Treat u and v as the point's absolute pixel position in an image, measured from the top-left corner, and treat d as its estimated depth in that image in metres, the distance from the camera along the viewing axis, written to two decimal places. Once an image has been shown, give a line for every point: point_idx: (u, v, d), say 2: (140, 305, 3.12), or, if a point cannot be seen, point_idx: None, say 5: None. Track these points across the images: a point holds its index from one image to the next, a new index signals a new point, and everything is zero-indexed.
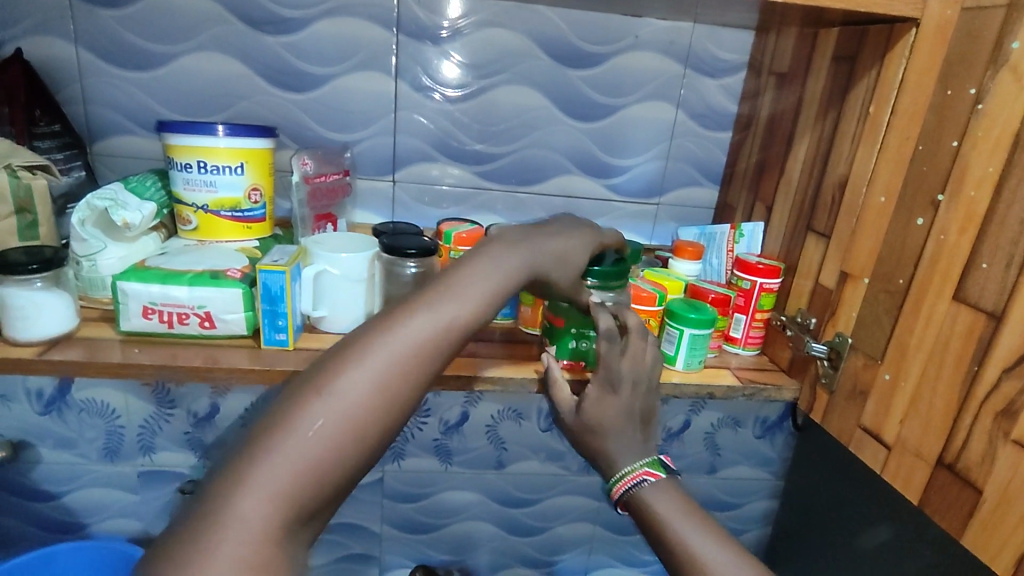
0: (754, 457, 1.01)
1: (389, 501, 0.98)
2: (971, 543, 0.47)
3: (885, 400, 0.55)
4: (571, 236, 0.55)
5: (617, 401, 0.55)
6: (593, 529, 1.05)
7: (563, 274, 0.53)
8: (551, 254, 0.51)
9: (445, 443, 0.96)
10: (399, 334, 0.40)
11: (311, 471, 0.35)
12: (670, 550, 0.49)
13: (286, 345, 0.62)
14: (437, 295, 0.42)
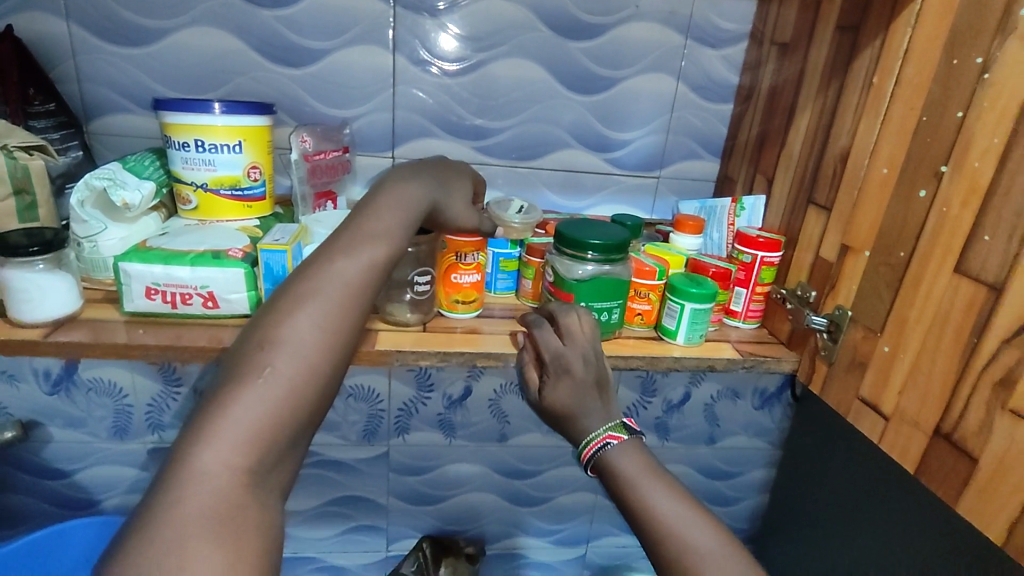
0: (753, 427, 1.03)
1: (395, 474, 1.00)
2: (965, 508, 0.48)
3: (883, 372, 0.56)
4: (455, 168, 0.64)
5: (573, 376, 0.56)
6: (595, 499, 1.07)
7: (456, 201, 0.62)
8: (442, 186, 0.60)
9: (449, 417, 0.97)
10: (331, 282, 0.48)
11: (261, 424, 0.41)
12: (639, 511, 0.50)
13: None
14: (357, 240, 0.50)
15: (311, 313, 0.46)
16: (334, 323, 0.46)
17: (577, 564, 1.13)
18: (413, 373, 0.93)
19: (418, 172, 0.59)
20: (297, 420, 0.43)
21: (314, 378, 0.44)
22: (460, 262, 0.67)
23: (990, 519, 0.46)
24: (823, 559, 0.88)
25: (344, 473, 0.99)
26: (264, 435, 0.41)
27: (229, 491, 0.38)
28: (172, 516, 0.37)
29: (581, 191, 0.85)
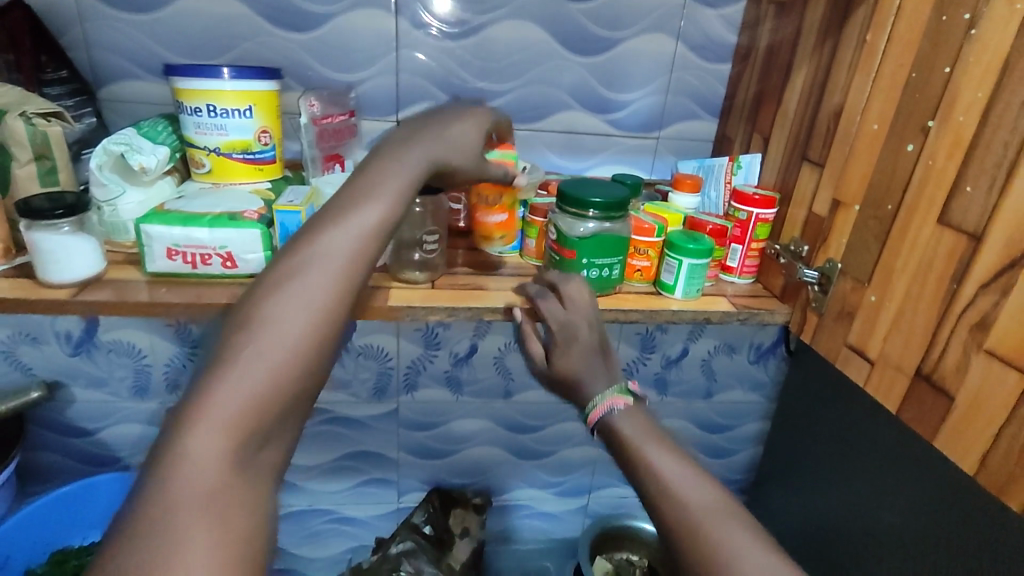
0: (748, 381, 1.06)
1: (405, 429, 1.04)
2: (943, 444, 0.52)
3: (869, 320, 0.59)
4: (460, 121, 0.61)
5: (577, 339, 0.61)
6: (596, 452, 1.12)
7: (460, 159, 0.59)
8: (443, 144, 0.58)
9: (456, 375, 1.01)
10: (321, 253, 0.47)
11: (252, 400, 0.40)
12: (638, 470, 0.50)
13: None
14: (350, 206, 0.50)
15: (310, 276, 0.46)
16: (326, 294, 0.45)
17: (579, 514, 1.18)
18: (421, 332, 0.97)
19: (416, 133, 0.57)
20: (290, 395, 0.42)
21: (315, 343, 0.44)
22: (484, 205, 0.73)
23: (966, 454, 0.50)
24: (811, 504, 0.93)
25: (356, 428, 1.03)
26: (257, 410, 0.40)
27: (220, 469, 0.37)
28: (162, 496, 0.36)
29: (582, 152, 0.87)
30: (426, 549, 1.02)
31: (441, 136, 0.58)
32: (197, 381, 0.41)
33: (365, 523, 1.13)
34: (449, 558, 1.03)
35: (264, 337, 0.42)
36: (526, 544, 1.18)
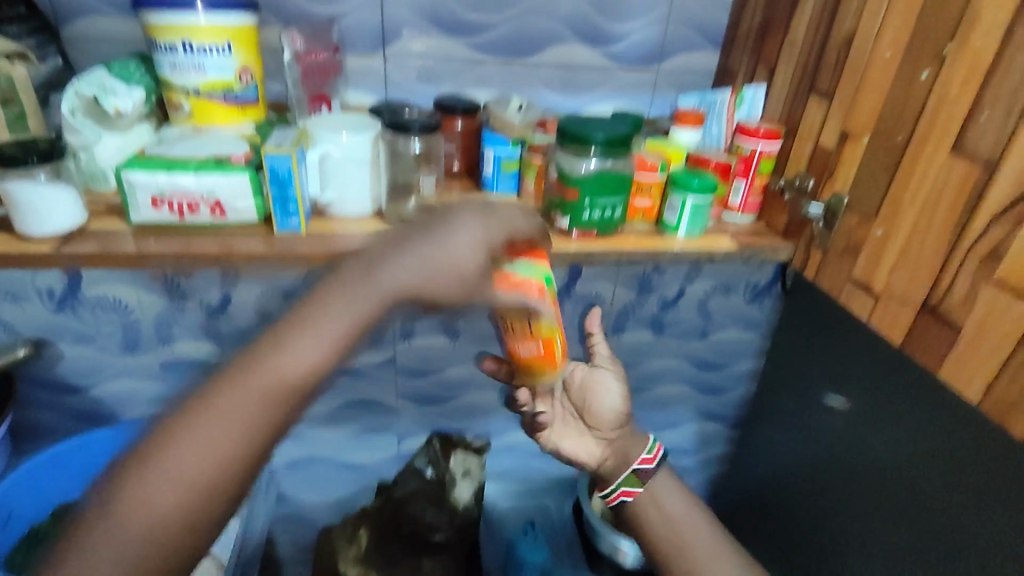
0: (742, 320, 1.07)
1: (404, 378, 1.05)
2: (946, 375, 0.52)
3: (875, 254, 0.58)
4: (458, 226, 0.45)
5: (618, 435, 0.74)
6: None
7: (446, 288, 0.44)
8: (423, 272, 0.43)
9: (453, 322, 1.00)
10: (265, 374, 0.41)
11: (153, 529, 0.38)
12: (685, 564, 0.68)
13: (298, 228, 0.64)
14: (292, 331, 0.42)
15: (246, 381, 0.41)
16: (257, 412, 0.41)
17: None
18: None
19: (397, 261, 0.43)
20: (206, 525, 0.40)
21: (230, 464, 0.40)
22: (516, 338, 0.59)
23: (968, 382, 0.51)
24: (805, 436, 0.96)
25: (353, 378, 1.03)
26: (156, 540, 0.38)
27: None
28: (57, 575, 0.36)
29: (579, 89, 0.84)
30: (431, 492, 1.05)
31: (441, 238, 0.44)
32: (142, 438, 0.40)
33: (366, 469, 1.15)
34: (452, 500, 1.05)
35: (216, 409, 0.40)
36: (526, 485, 1.21)
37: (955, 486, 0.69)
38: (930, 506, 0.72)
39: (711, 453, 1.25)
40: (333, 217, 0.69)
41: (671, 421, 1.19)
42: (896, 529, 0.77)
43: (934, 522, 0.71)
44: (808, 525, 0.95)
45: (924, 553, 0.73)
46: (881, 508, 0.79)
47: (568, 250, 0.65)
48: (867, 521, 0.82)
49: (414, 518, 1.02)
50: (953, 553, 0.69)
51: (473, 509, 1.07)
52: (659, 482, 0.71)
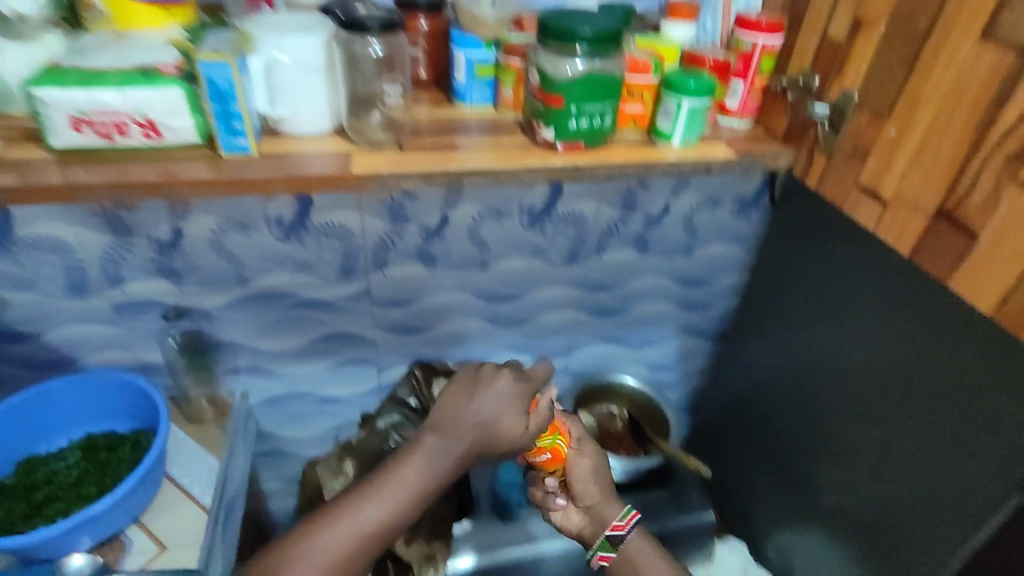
0: (728, 234, 1.04)
1: (380, 309, 1.00)
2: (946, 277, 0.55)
3: (886, 154, 0.60)
4: (483, 397, 0.75)
5: (592, 507, 0.85)
6: (576, 316, 1.10)
7: (476, 438, 0.73)
8: (466, 435, 0.72)
9: (428, 249, 0.94)
10: (349, 530, 0.65)
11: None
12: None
13: (247, 150, 0.61)
14: (368, 498, 0.67)
15: (333, 530, 0.65)
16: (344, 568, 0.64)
17: (561, 375, 1.19)
18: (386, 204, 0.88)
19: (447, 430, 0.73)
20: None
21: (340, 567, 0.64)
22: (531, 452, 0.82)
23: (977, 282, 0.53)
24: (802, 342, 0.96)
25: (327, 312, 0.98)
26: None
27: None
28: None
29: None
30: (415, 419, 1.02)
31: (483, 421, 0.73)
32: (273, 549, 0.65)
33: (347, 402, 1.11)
34: (439, 426, 1.03)
35: (312, 551, 0.64)
36: None
37: (948, 385, 0.72)
38: (921, 405, 0.75)
39: (693, 367, 1.26)
40: (289, 134, 0.66)
41: (654, 338, 1.18)
42: (883, 427, 0.81)
43: (924, 418, 0.75)
44: (792, 424, 1.00)
45: (911, 448, 0.77)
46: (872, 408, 0.83)
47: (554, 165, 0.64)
48: (854, 422, 0.86)
49: (400, 443, 1.00)
50: (941, 446, 0.73)
51: None
52: (633, 545, 0.82)
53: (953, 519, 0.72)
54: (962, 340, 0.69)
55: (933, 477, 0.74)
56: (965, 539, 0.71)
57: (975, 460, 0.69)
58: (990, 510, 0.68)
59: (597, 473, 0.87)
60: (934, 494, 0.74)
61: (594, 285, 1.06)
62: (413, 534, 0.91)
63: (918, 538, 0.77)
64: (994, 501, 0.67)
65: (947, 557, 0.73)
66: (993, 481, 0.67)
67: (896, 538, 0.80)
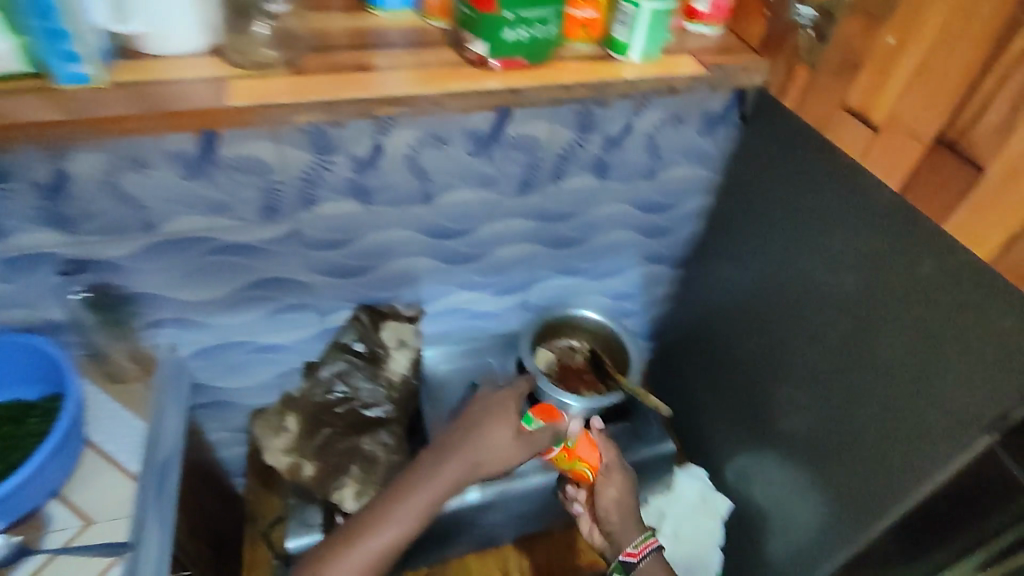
0: (693, 154, 0.95)
1: (313, 251, 0.90)
2: (912, 198, 0.65)
3: (880, 73, 0.67)
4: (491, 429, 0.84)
5: (613, 533, 0.90)
6: (532, 248, 1.02)
7: (483, 461, 0.82)
8: (472, 458, 0.82)
9: (362, 183, 0.83)
10: (364, 549, 0.76)
11: None
12: None
13: (86, 81, 0.61)
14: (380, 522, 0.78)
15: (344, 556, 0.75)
16: None
17: (518, 311, 1.13)
18: (306, 132, 0.76)
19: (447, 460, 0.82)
20: None
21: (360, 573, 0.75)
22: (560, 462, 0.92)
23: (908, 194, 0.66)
24: (765, 271, 0.91)
25: (253, 257, 0.87)
26: None
27: None
28: None
29: None
30: (362, 367, 0.97)
31: (475, 450, 0.82)
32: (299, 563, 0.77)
33: (289, 349, 1.03)
34: (387, 373, 0.98)
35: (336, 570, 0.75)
36: (467, 346, 1.13)
37: (928, 315, 0.66)
38: (895, 336, 0.70)
39: (655, 295, 1.20)
40: (149, 54, 0.65)
41: (615, 268, 1.11)
42: (852, 358, 0.77)
43: (897, 349, 0.70)
44: (754, 352, 0.96)
45: (880, 380, 0.73)
46: (841, 338, 0.78)
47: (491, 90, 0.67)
48: (822, 351, 0.81)
49: (345, 395, 0.95)
50: (913, 378, 0.69)
51: (411, 380, 1.00)
52: (647, 567, 0.86)
53: (919, 450, 0.69)
54: (947, 267, 0.63)
55: (902, 409, 0.71)
56: (929, 473, 0.68)
57: (949, 393, 0.65)
58: (961, 444, 0.65)
59: (623, 496, 0.91)
60: (900, 427, 0.71)
61: (551, 215, 0.97)
62: (363, 488, 0.86)
63: (883, 463, 0.74)
64: (965, 434, 0.64)
65: (912, 485, 0.71)
66: (973, 408, 0.63)
67: (856, 467, 0.78)
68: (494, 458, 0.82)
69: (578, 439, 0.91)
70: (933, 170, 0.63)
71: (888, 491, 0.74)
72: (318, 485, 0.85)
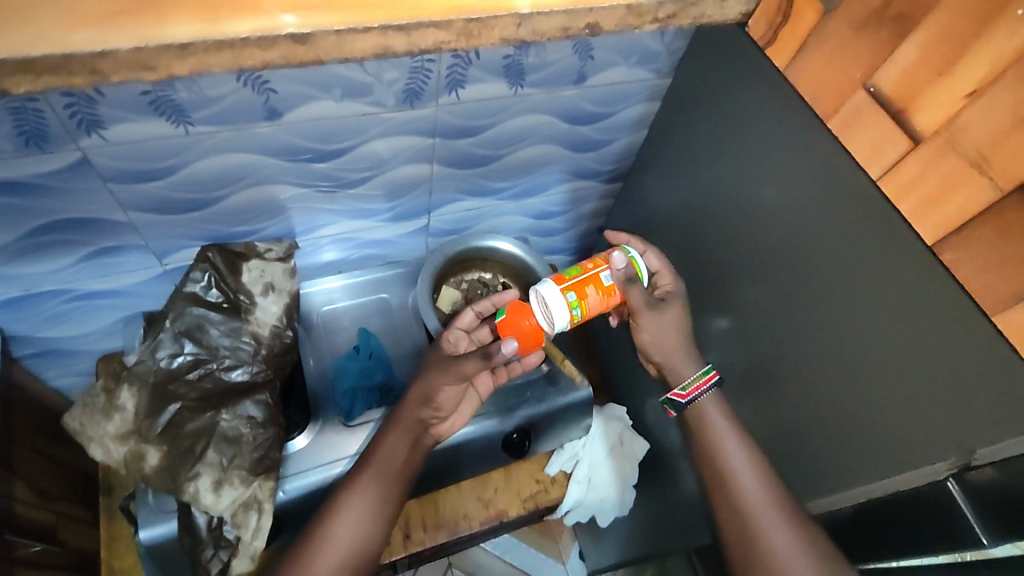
0: (633, 55, 0.74)
1: (123, 187, 0.66)
2: (951, 258, 0.47)
3: (937, 68, 0.46)
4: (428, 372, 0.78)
5: (664, 369, 0.76)
6: (431, 169, 0.82)
7: (430, 401, 0.78)
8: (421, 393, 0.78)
9: (168, 97, 0.58)
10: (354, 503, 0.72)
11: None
12: (714, 454, 0.69)
13: None
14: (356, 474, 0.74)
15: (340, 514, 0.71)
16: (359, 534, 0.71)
17: (417, 236, 0.95)
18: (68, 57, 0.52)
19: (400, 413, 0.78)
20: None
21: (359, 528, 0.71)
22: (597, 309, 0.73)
23: (948, 252, 0.47)
24: (705, 210, 0.75)
25: (36, 197, 0.63)
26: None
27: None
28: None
29: None
30: (219, 321, 0.78)
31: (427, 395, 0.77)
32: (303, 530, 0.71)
33: (131, 292, 0.83)
34: (253, 326, 0.79)
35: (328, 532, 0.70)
36: (364, 278, 0.95)
37: (900, 314, 0.51)
38: (847, 326, 0.56)
39: (583, 210, 1.03)
40: None
41: (535, 186, 0.93)
42: (793, 329, 0.62)
43: (851, 341, 0.56)
44: None
45: (819, 378, 0.60)
46: (781, 313, 0.63)
47: (259, 41, 0.51)
48: (759, 310, 0.67)
49: (196, 357, 0.77)
50: (860, 384, 0.56)
51: (286, 331, 0.81)
52: (698, 410, 0.72)
53: (850, 466, 0.58)
54: (933, 280, 0.48)
55: (838, 411, 0.58)
56: (856, 483, 0.57)
57: (898, 413, 0.52)
58: (902, 467, 0.53)
59: (662, 336, 0.75)
60: (831, 418, 0.59)
61: (450, 131, 0.76)
62: (224, 476, 0.72)
63: (810, 455, 0.63)
64: (909, 459, 0.52)
65: (836, 487, 0.60)
66: (924, 430, 0.50)
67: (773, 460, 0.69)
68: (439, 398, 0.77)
69: (592, 300, 0.72)
70: (1011, 240, 0.43)
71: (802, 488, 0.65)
72: (165, 477, 0.71)
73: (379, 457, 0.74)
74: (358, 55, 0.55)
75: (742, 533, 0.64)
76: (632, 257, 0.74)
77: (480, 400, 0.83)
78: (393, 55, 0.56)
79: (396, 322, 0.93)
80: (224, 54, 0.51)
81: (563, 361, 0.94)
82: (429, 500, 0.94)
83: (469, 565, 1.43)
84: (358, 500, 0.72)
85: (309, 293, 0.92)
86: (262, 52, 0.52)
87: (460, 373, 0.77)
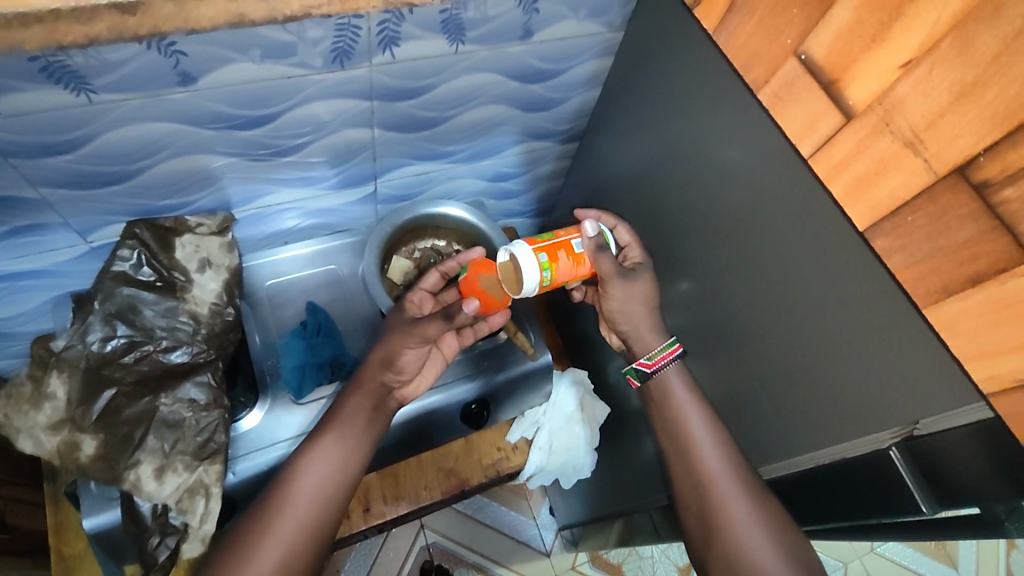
0: (584, 7, 0.69)
1: (27, 162, 0.61)
2: (883, 246, 0.45)
3: (866, 38, 0.44)
4: (383, 344, 0.76)
5: (630, 338, 0.74)
6: (373, 133, 0.77)
7: (388, 372, 0.76)
8: (382, 363, 0.75)
9: (64, 63, 0.53)
10: (311, 475, 0.69)
11: (285, 555, 0.65)
12: (675, 422, 0.68)
13: None
14: (308, 453, 0.71)
15: (293, 487, 0.68)
16: (315, 506, 0.68)
17: (366, 203, 0.92)
18: None
19: (359, 384, 0.75)
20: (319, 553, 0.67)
21: (318, 504, 0.68)
22: (566, 274, 0.71)
23: (879, 239, 0.45)
24: (654, 175, 0.72)
25: None
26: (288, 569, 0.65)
27: (266, 554, 0.64)
28: None
29: None
30: (154, 300, 0.74)
31: (382, 366, 0.75)
32: (253, 508, 0.68)
33: (58, 273, 0.77)
34: (191, 305, 0.75)
35: (283, 506, 0.67)
36: (315, 248, 0.90)
37: (840, 283, 0.49)
38: (787, 295, 0.55)
39: (540, 171, 1.00)
40: None
41: (488, 148, 0.89)
42: (740, 299, 0.61)
43: (790, 311, 0.55)
44: None
45: (764, 350, 0.59)
46: (731, 281, 0.62)
47: (75, 14, 0.47)
48: (710, 279, 0.65)
49: (130, 339, 0.72)
50: (798, 356, 0.55)
51: (227, 308, 0.78)
52: (662, 380, 0.70)
53: (795, 438, 0.58)
54: (864, 257, 0.46)
55: (778, 383, 0.58)
56: (802, 451, 0.57)
57: (830, 385, 0.52)
58: (840, 439, 0.53)
59: (630, 305, 0.73)
60: (769, 387, 0.59)
61: (388, 91, 0.71)
62: (166, 463, 0.70)
63: (759, 431, 0.62)
64: (842, 431, 0.52)
65: (783, 455, 0.60)
66: (853, 403, 0.50)
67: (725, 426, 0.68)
68: (404, 363, 0.76)
69: (561, 266, 0.70)
70: (944, 230, 0.41)
71: (756, 454, 0.64)
72: (102, 466, 0.68)
73: (323, 436, 0.72)
74: (207, 23, 0.52)
75: (702, 503, 0.64)
76: (602, 230, 0.73)
77: (445, 360, 0.82)
78: (249, 24, 0.53)
79: (347, 294, 0.90)
80: (36, 30, 0.47)
81: (516, 332, 0.88)
82: (389, 472, 0.93)
83: (441, 525, 1.45)
84: (311, 482, 0.69)
85: (255, 266, 0.88)
86: (82, 25, 0.48)
87: (423, 335, 0.74)
